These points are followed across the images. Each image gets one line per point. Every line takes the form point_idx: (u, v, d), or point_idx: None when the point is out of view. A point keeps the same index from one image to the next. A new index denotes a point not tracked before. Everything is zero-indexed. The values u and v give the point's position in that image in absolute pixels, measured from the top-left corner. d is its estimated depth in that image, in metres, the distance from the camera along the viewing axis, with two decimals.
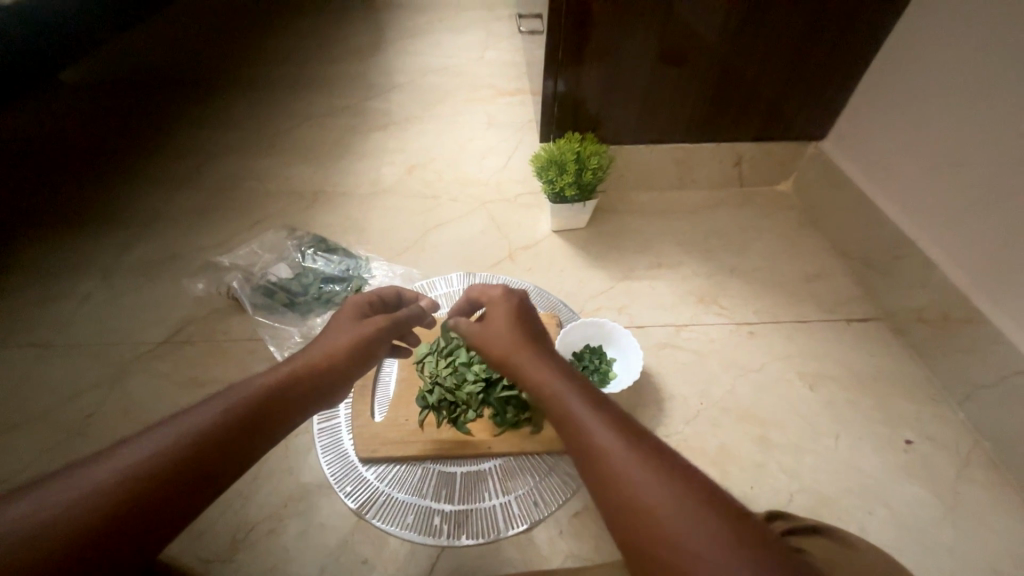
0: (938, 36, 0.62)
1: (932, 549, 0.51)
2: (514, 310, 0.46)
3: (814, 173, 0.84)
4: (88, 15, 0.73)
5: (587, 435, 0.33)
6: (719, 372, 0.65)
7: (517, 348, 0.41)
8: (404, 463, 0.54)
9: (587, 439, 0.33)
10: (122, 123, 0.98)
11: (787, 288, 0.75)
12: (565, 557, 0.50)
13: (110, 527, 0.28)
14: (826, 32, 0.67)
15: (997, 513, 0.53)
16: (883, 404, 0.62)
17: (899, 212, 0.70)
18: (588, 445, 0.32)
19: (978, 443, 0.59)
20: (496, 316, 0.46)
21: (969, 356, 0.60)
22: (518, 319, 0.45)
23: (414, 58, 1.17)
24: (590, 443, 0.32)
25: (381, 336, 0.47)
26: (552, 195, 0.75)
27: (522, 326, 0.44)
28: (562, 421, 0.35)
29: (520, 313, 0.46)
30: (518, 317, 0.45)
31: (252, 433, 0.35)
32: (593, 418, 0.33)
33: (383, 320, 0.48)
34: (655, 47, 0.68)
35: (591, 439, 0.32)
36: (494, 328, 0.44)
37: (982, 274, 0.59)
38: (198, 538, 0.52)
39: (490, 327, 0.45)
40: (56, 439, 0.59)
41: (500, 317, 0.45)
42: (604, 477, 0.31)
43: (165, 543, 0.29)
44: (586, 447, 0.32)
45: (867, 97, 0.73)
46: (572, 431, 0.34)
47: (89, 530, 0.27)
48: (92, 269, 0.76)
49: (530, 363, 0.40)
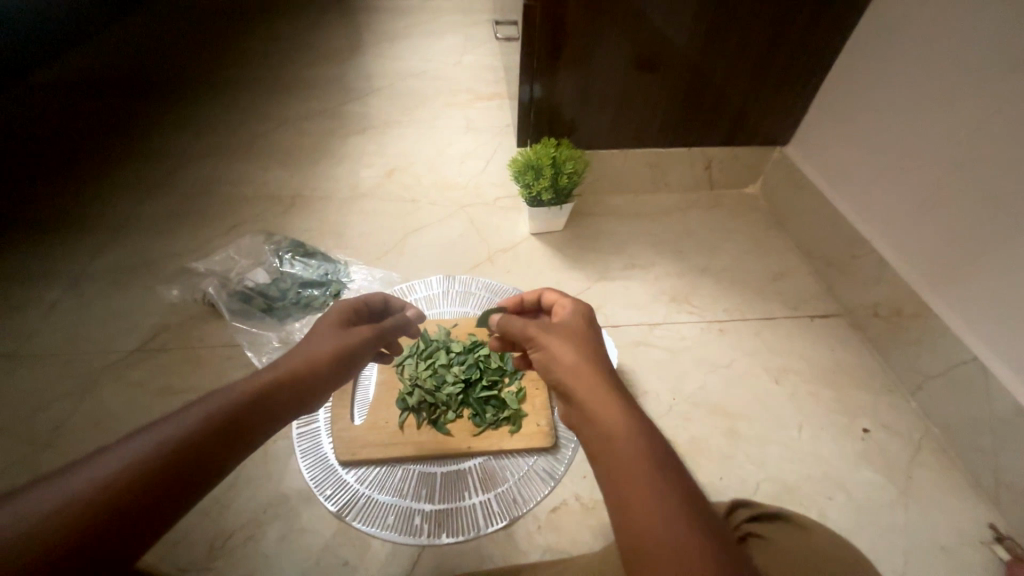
0: (889, 48, 0.66)
1: (887, 531, 0.54)
2: (593, 344, 0.39)
3: (779, 177, 0.88)
4: (58, 18, 0.72)
5: (656, 516, 0.27)
6: (690, 369, 0.67)
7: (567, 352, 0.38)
8: (384, 465, 0.55)
9: (655, 521, 0.27)
10: (90, 126, 0.95)
11: (754, 286, 0.78)
12: (544, 551, 0.51)
13: (84, 537, 0.28)
14: (786, 42, 0.70)
15: (945, 495, 0.57)
16: (843, 396, 0.66)
17: (856, 214, 0.74)
18: (652, 525, 0.27)
19: (928, 429, 0.63)
20: (569, 341, 0.38)
21: (920, 348, 0.64)
22: (595, 354, 0.37)
23: (392, 62, 1.18)
24: (655, 527, 0.27)
25: (365, 347, 0.49)
26: (529, 198, 0.77)
27: (600, 363, 0.37)
28: (629, 485, 0.29)
29: (598, 345, 0.38)
30: (594, 351, 0.38)
31: (233, 440, 0.35)
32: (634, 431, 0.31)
33: (369, 331, 0.50)
34: (627, 55, 0.71)
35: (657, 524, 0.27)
36: (552, 338, 0.39)
37: (929, 271, 0.63)
38: (175, 547, 0.51)
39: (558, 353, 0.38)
40: (23, 451, 0.57)
41: (571, 345, 0.38)
42: (658, 567, 0.25)
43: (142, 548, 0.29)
44: (649, 529, 0.27)
45: (825, 104, 0.77)
46: (638, 502, 0.28)
47: (62, 540, 0.27)
48: (59, 277, 0.74)
49: (580, 378, 0.35)
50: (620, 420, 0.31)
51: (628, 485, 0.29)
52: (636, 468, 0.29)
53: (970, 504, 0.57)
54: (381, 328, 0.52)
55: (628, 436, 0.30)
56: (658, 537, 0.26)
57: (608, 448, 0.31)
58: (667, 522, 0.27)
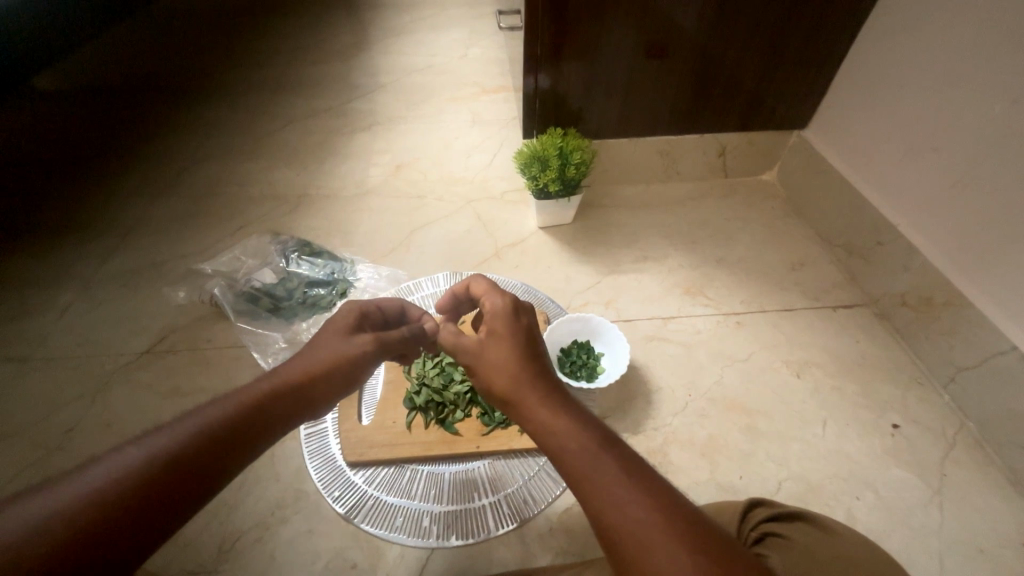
0: (917, 21, 0.61)
1: (917, 531, 0.52)
2: (524, 344, 0.39)
3: (797, 162, 0.84)
4: (63, 24, 0.72)
5: (613, 503, 0.28)
6: (707, 364, 0.65)
7: (511, 363, 0.37)
8: (392, 466, 0.54)
9: (611, 509, 0.28)
10: (103, 132, 0.97)
11: (773, 277, 0.75)
12: (555, 555, 0.50)
13: (64, 558, 0.26)
14: (803, 19, 0.67)
15: (982, 494, 0.54)
16: (869, 390, 0.63)
17: (881, 199, 0.70)
18: (613, 516, 0.28)
19: (963, 425, 0.59)
20: (497, 340, 0.40)
21: (951, 338, 0.61)
22: (525, 347, 0.39)
23: (397, 57, 1.16)
24: (617, 517, 0.28)
25: (370, 357, 0.46)
26: (536, 190, 0.74)
27: (530, 356, 0.38)
28: (580, 481, 0.30)
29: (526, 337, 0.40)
30: (525, 343, 0.40)
31: (224, 458, 0.33)
32: (589, 443, 0.31)
33: (373, 339, 0.46)
34: (634, 43, 0.68)
35: (617, 512, 0.28)
36: (492, 352, 0.39)
37: (963, 258, 0.59)
38: (184, 550, 0.51)
39: (489, 353, 0.39)
40: (36, 455, 0.58)
41: (507, 347, 0.39)
42: (632, 559, 0.27)
43: (127, 564, 0.28)
44: (614, 522, 0.28)
45: (845, 85, 0.74)
46: (595, 498, 0.29)
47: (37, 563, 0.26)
48: (71, 281, 0.75)
49: (529, 391, 0.35)
50: (556, 416, 0.33)
51: (581, 483, 0.30)
52: (582, 463, 0.30)
53: (1009, 504, 0.53)
54: (386, 337, 0.48)
55: (566, 431, 0.32)
56: (622, 527, 0.28)
57: (556, 450, 0.32)
58: (622, 509, 0.28)
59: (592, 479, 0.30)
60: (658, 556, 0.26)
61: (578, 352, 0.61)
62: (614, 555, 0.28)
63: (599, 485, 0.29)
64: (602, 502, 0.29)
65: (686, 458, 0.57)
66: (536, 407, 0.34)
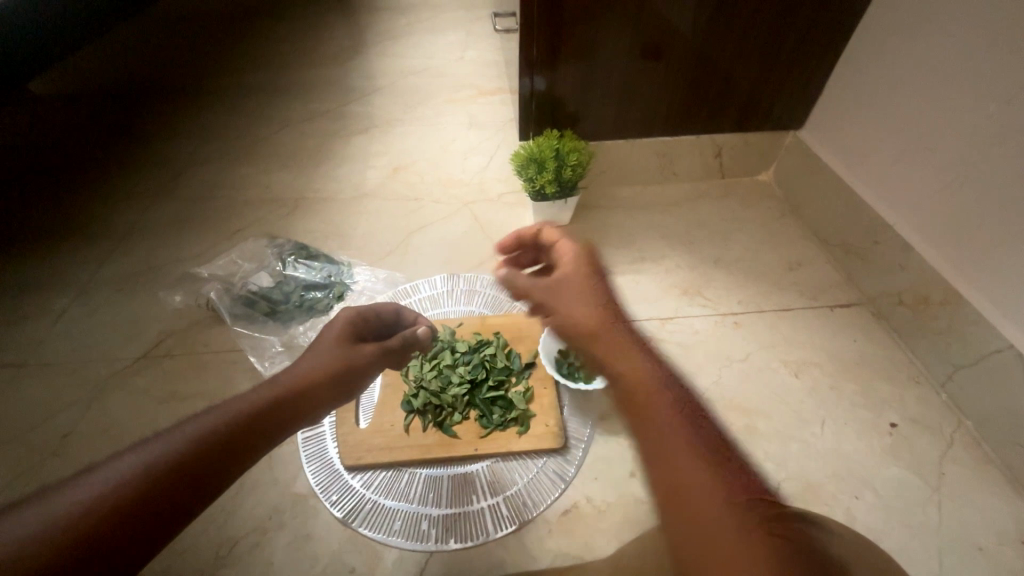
0: (911, 21, 0.62)
1: (918, 530, 0.52)
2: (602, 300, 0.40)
3: (793, 162, 0.84)
4: (59, 30, 0.72)
5: (679, 460, 0.31)
6: (705, 364, 0.65)
7: (592, 316, 0.38)
8: (391, 470, 0.54)
9: (676, 461, 0.31)
10: (99, 137, 0.96)
11: (770, 277, 0.75)
12: (555, 556, 0.49)
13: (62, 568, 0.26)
14: (798, 20, 0.67)
15: (980, 492, 0.54)
16: (867, 389, 0.63)
17: (877, 198, 0.70)
18: (679, 467, 0.30)
19: (961, 423, 0.59)
20: (576, 291, 0.40)
21: (948, 336, 0.61)
22: (602, 303, 0.40)
23: (393, 60, 1.16)
24: (681, 468, 0.30)
25: (372, 365, 0.46)
26: (533, 192, 0.74)
27: (609, 311, 0.39)
28: (653, 431, 0.32)
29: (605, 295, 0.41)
30: (601, 300, 0.40)
31: (224, 464, 0.33)
32: (665, 406, 0.33)
33: (374, 348, 0.46)
34: (630, 45, 0.68)
35: (680, 468, 0.30)
36: (570, 301, 0.39)
37: (958, 256, 0.60)
38: (181, 555, 0.51)
39: (569, 302, 0.39)
40: (31, 461, 0.57)
41: (586, 299, 0.39)
42: (690, 506, 0.29)
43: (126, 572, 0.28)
44: (678, 472, 0.30)
45: (841, 85, 0.74)
46: (664, 451, 0.31)
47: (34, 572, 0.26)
48: (67, 286, 0.75)
49: (606, 345, 0.37)
50: (636, 372, 0.35)
51: (653, 435, 0.32)
52: (657, 417, 0.32)
53: (1009, 502, 0.53)
54: (387, 345, 0.48)
55: (643, 387, 0.34)
56: (685, 477, 0.30)
57: (630, 402, 0.34)
58: (689, 465, 0.30)
59: (664, 437, 0.32)
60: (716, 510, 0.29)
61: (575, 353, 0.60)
62: (671, 495, 0.30)
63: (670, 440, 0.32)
64: (671, 453, 0.31)
65: None
66: (613, 364, 0.36)
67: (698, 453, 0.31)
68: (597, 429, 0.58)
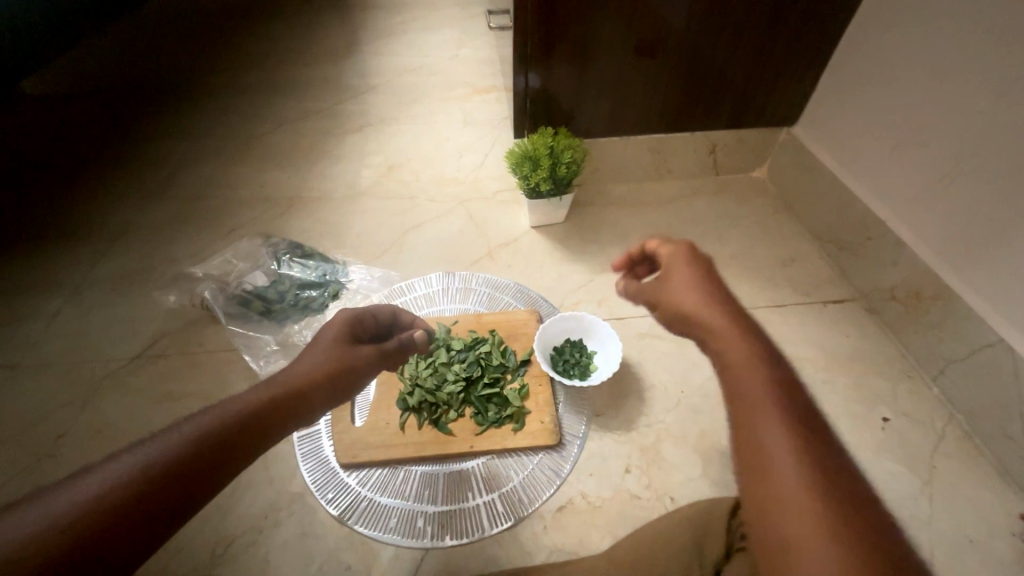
0: (903, 18, 0.62)
1: (909, 523, 0.52)
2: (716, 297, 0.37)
3: (786, 158, 0.85)
4: (52, 30, 0.72)
5: (767, 436, 0.30)
6: (699, 360, 0.65)
7: (699, 302, 0.37)
8: (386, 467, 0.54)
9: (764, 437, 0.30)
10: (91, 137, 0.96)
11: (764, 273, 0.75)
12: (550, 552, 0.50)
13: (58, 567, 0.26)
14: (791, 17, 0.67)
15: (971, 484, 0.55)
16: (859, 383, 0.63)
17: (870, 195, 0.70)
18: (764, 442, 0.30)
19: (952, 417, 0.60)
20: (683, 280, 0.39)
21: (940, 331, 0.61)
22: (721, 298, 0.37)
23: (388, 58, 1.16)
24: (769, 442, 0.30)
25: (370, 367, 0.46)
26: (527, 190, 0.74)
27: (721, 303, 0.36)
28: (743, 406, 0.32)
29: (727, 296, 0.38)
30: (720, 294, 0.37)
31: (221, 464, 0.33)
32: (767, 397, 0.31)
33: (372, 350, 0.46)
34: (624, 42, 0.68)
35: (768, 442, 0.30)
36: (677, 286, 0.38)
37: (950, 251, 0.60)
38: (177, 555, 0.51)
39: (673, 286, 0.39)
40: (26, 462, 0.57)
41: (692, 288, 0.38)
42: (766, 478, 0.29)
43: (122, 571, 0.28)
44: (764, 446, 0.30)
45: (833, 81, 0.74)
46: (751, 425, 0.31)
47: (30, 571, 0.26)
48: (60, 287, 0.74)
49: (717, 331, 0.35)
50: (737, 356, 0.33)
51: (744, 408, 0.31)
52: (751, 396, 0.32)
53: (999, 494, 0.54)
54: (384, 347, 0.48)
55: (746, 368, 0.33)
56: (769, 453, 0.29)
57: (735, 382, 0.32)
58: (775, 444, 0.29)
59: (756, 412, 0.31)
60: (797, 495, 0.28)
61: (571, 350, 0.61)
62: (747, 463, 0.30)
63: (762, 420, 0.31)
64: (757, 430, 0.30)
65: (680, 453, 0.57)
66: (725, 350, 0.34)
67: (795, 441, 0.29)
68: (592, 425, 0.58)
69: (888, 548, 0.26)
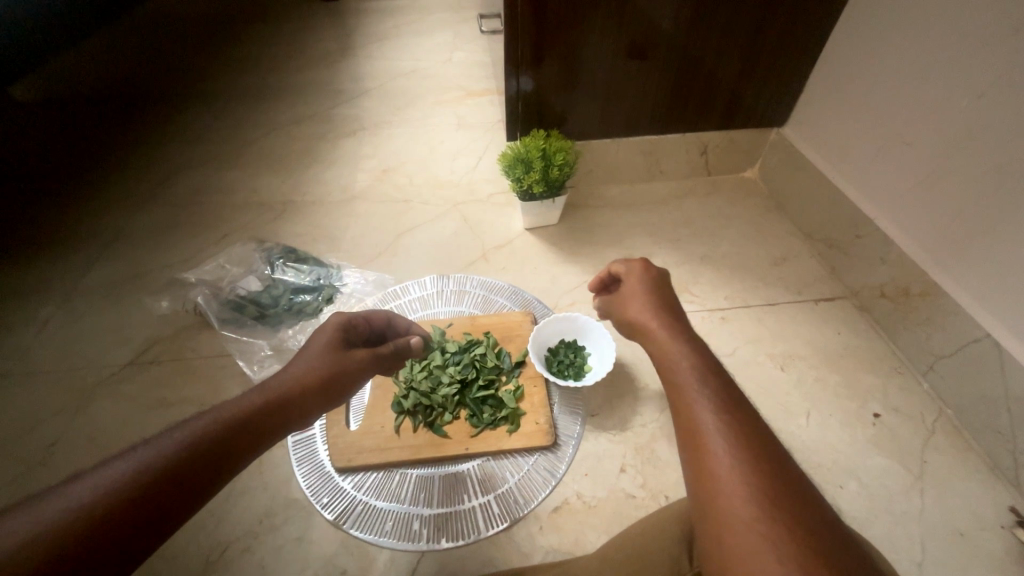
0: (888, 19, 0.63)
1: (901, 518, 0.53)
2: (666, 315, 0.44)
3: (777, 158, 0.86)
4: (41, 35, 0.71)
5: (701, 419, 0.33)
6: None
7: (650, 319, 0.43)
8: (381, 471, 0.54)
9: (695, 415, 0.33)
10: (82, 143, 0.95)
11: (756, 272, 0.76)
12: (546, 552, 0.50)
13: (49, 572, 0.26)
14: (778, 18, 0.68)
15: (960, 478, 0.55)
16: (850, 380, 0.64)
17: (859, 194, 0.71)
18: (696, 418, 0.33)
19: (942, 412, 0.61)
20: (638, 302, 0.46)
21: (928, 327, 0.62)
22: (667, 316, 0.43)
23: (381, 62, 1.16)
24: (699, 418, 0.33)
25: (364, 370, 0.46)
26: (520, 192, 0.75)
27: (667, 319, 0.43)
28: (680, 391, 0.35)
29: (668, 309, 0.45)
30: (667, 312, 0.44)
31: (215, 466, 0.33)
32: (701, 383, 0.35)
33: (366, 355, 0.46)
34: (614, 45, 0.69)
35: (702, 424, 0.32)
36: (634, 309, 0.46)
37: (936, 248, 0.61)
38: (170, 562, 0.50)
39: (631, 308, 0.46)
40: (17, 471, 0.57)
41: (644, 308, 0.45)
42: (699, 450, 0.32)
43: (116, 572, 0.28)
44: (695, 422, 0.33)
45: (821, 83, 0.75)
46: (685, 405, 0.34)
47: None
48: (51, 294, 0.74)
49: (661, 339, 0.41)
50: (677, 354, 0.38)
51: (680, 392, 0.35)
52: (685, 382, 0.36)
53: (988, 488, 0.55)
54: (378, 351, 0.48)
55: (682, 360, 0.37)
56: (700, 427, 0.33)
57: (672, 375, 0.37)
58: (705, 419, 0.33)
59: (690, 393, 0.35)
60: (727, 463, 0.30)
61: (565, 351, 0.62)
62: (685, 441, 0.33)
63: (695, 400, 0.34)
64: (691, 409, 0.34)
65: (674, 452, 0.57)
66: (668, 351, 0.39)
67: (726, 419, 0.32)
68: (587, 425, 0.59)
69: (808, 508, 0.28)
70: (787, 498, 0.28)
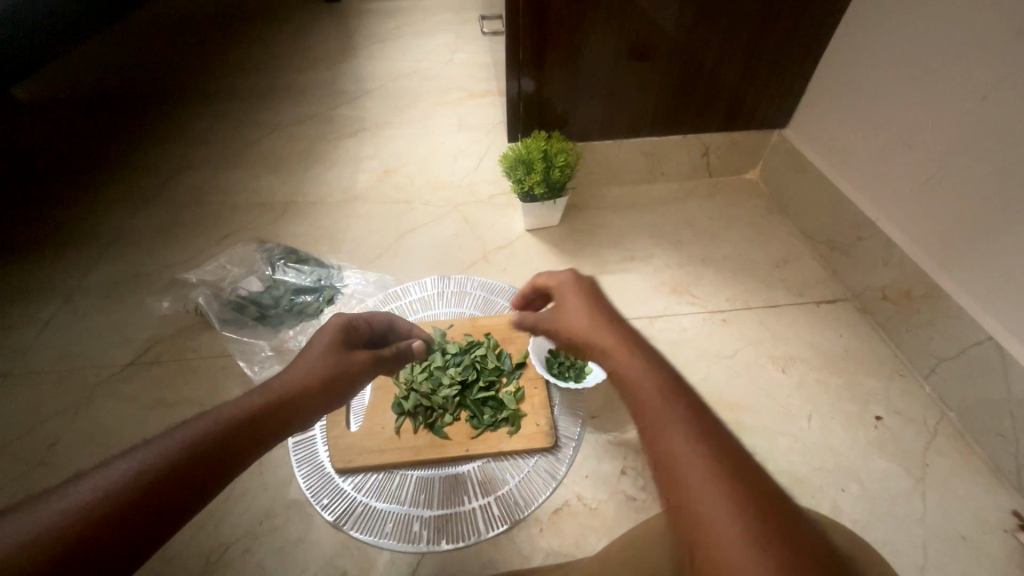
0: (890, 21, 0.63)
1: (902, 521, 0.52)
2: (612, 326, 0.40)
3: (778, 160, 0.86)
4: (43, 36, 0.71)
5: (678, 451, 0.31)
6: (694, 362, 0.66)
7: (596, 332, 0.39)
8: (381, 472, 0.54)
9: (671, 447, 0.31)
10: (85, 143, 0.96)
11: (757, 274, 0.76)
12: (547, 554, 0.50)
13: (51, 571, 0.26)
14: (780, 20, 0.68)
15: (962, 481, 0.55)
16: (852, 382, 0.64)
17: (861, 196, 0.71)
18: (673, 452, 0.31)
19: (944, 415, 0.60)
20: (578, 312, 0.42)
21: (930, 329, 0.62)
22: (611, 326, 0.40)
23: (382, 63, 1.17)
24: (675, 451, 0.31)
25: (366, 372, 0.46)
26: (522, 193, 0.75)
27: (611, 330, 0.39)
28: (649, 420, 0.33)
29: (610, 317, 0.41)
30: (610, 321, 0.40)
31: (216, 467, 0.33)
32: (671, 409, 0.33)
33: (368, 356, 0.46)
34: (615, 47, 0.69)
35: (680, 457, 0.30)
36: (574, 319, 0.41)
37: (938, 250, 0.61)
38: (170, 563, 0.50)
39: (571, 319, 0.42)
40: (18, 471, 0.57)
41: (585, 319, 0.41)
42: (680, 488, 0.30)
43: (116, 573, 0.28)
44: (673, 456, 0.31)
45: (823, 84, 0.75)
46: (659, 436, 0.32)
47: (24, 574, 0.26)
48: (52, 294, 0.74)
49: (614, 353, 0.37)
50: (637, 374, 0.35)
51: (650, 422, 0.33)
52: (653, 409, 0.33)
53: (991, 491, 0.54)
54: (380, 353, 0.48)
55: (644, 382, 0.35)
56: (678, 461, 0.30)
57: (637, 401, 0.34)
58: (681, 452, 0.31)
59: (660, 421, 0.32)
60: (711, 501, 0.28)
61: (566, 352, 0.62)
62: (663, 477, 0.31)
63: (668, 431, 0.32)
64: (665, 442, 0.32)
65: None
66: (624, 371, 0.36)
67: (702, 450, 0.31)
68: (588, 427, 0.59)
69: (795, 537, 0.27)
70: (772, 528, 0.27)
